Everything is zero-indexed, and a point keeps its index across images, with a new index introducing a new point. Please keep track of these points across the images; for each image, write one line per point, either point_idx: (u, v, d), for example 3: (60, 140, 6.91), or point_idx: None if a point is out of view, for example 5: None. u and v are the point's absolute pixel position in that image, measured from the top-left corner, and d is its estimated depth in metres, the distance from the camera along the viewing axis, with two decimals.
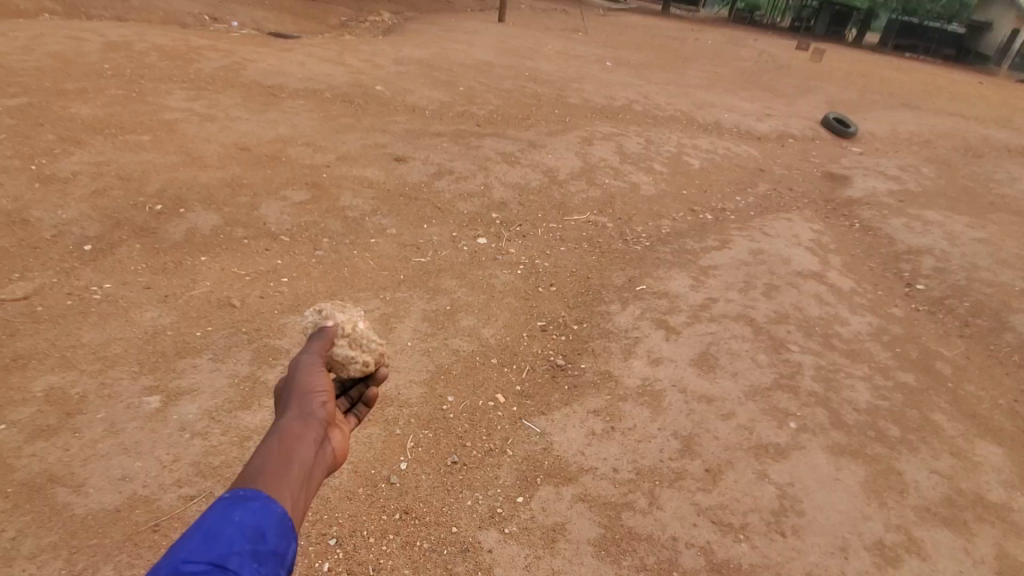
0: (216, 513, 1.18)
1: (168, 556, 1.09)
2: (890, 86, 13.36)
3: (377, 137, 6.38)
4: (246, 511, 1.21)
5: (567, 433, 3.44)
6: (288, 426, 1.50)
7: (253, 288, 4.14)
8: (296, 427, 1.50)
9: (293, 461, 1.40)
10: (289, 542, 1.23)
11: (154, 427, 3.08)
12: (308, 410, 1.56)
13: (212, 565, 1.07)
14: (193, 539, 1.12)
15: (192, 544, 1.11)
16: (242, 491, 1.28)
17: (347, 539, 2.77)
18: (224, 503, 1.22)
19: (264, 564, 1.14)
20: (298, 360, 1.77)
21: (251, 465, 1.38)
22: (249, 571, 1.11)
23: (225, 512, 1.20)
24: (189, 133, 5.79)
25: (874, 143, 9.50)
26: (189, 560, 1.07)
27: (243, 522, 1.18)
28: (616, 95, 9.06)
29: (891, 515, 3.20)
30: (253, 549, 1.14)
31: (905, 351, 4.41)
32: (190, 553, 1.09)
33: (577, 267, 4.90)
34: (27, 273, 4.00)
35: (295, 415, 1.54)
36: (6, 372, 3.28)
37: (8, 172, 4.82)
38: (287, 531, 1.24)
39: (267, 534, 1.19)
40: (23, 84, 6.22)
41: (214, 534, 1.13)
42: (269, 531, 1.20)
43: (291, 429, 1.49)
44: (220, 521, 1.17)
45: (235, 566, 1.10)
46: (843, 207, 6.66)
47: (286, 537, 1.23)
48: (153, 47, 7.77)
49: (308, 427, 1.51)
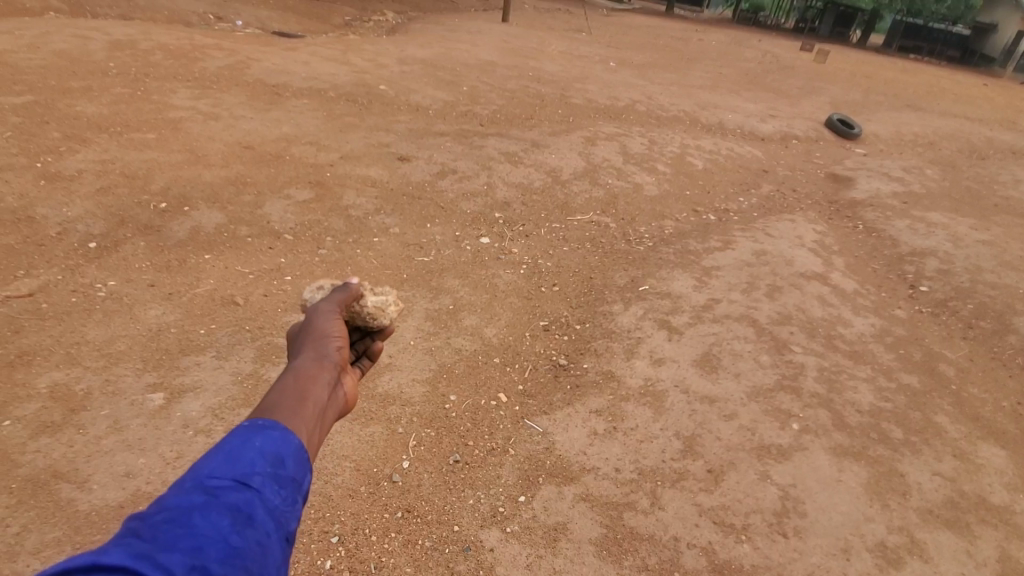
0: (237, 437, 1.19)
1: (191, 472, 1.10)
2: (894, 87, 13.33)
3: (380, 136, 6.40)
4: (267, 438, 1.22)
5: (569, 433, 3.44)
6: (304, 366, 1.51)
7: (257, 287, 4.16)
8: (312, 367, 1.50)
9: (307, 399, 1.40)
10: (306, 472, 1.23)
11: (158, 424, 3.09)
12: (323, 353, 1.57)
13: (236, 483, 1.09)
14: (216, 458, 1.13)
15: (215, 463, 1.12)
16: (261, 421, 1.28)
17: (349, 537, 2.78)
18: (244, 429, 1.23)
19: (284, 488, 1.16)
20: (316, 309, 1.79)
21: (266, 399, 1.39)
22: (270, 492, 1.12)
23: (246, 437, 1.20)
24: (193, 131, 5.81)
25: (878, 144, 9.48)
26: (214, 476, 1.09)
27: (264, 447, 1.19)
28: (620, 95, 9.07)
29: (894, 517, 3.20)
30: (273, 472, 1.16)
31: (908, 353, 4.40)
32: (214, 470, 1.11)
33: (580, 267, 4.90)
34: (33, 270, 4.02)
35: (310, 356, 1.55)
36: (11, 368, 3.29)
37: (13, 170, 4.84)
38: (304, 461, 1.25)
39: (287, 461, 1.20)
40: (28, 82, 6.25)
41: (236, 455, 1.15)
42: (289, 458, 1.21)
43: (306, 369, 1.49)
44: (242, 444, 1.18)
45: (257, 485, 1.11)
46: (847, 208, 6.65)
47: (304, 467, 1.23)
48: (158, 46, 7.80)
49: (322, 368, 1.51)
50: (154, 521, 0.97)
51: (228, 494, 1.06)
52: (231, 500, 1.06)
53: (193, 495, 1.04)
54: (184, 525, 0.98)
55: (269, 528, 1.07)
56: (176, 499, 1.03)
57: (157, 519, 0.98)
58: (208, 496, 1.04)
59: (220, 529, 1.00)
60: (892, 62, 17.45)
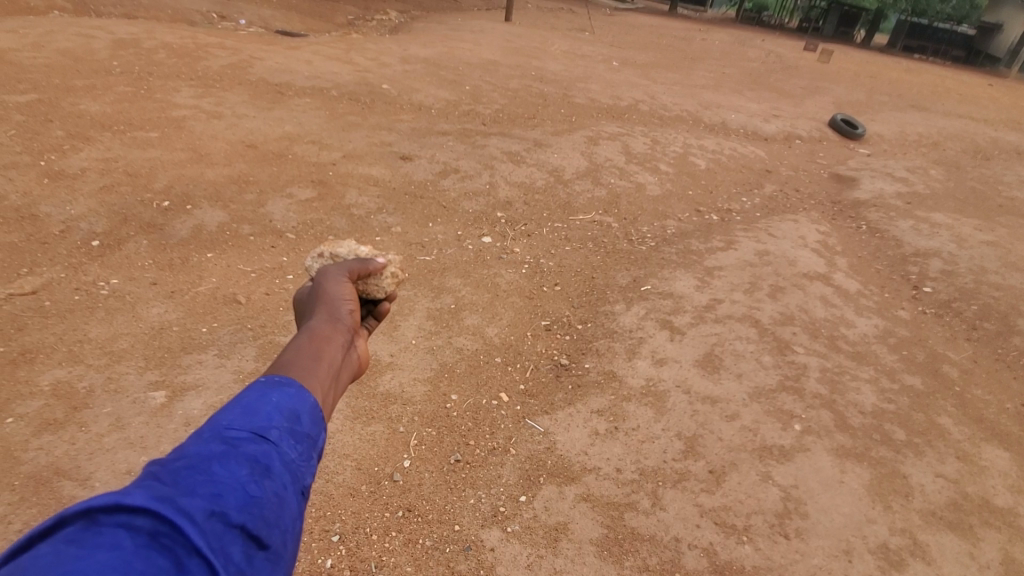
0: (254, 392, 1.20)
1: (209, 424, 1.10)
2: (898, 87, 13.27)
3: (382, 135, 6.40)
4: (283, 394, 1.23)
5: (570, 433, 3.44)
6: (317, 328, 1.55)
7: (259, 285, 4.16)
8: (325, 329, 1.54)
9: (321, 360, 1.44)
10: (320, 430, 1.25)
11: (160, 422, 3.10)
12: (336, 316, 1.61)
13: (253, 435, 1.09)
14: (233, 411, 1.14)
15: (232, 415, 1.13)
16: (277, 378, 1.29)
17: (350, 536, 2.78)
18: (260, 385, 1.24)
19: (300, 444, 1.16)
20: (326, 273, 1.82)
21: (282, 357, 1.42)
22: (287, 446, 1.13)
23: (263, 392, 1.21)
24: (196, 130, 5.82)
25: (882, 144, 9.44)
26: (232, 427, 1.09)
27: (280, 403, 1.20)
28: (622, 95, 9.05)
29: (896, 519, 3.19)
30: (290, 427, 1.17)
31: (911, 354, 4.38)
32: (231, 421, 1.11)
33: (582, 267, 4.89)
34: (36, 268, 4.03)
35: (323, 319, 1.59)
36: (14, 366, 3.30)
37: (17, 168, 4.86)
38: (317, 420, 1.26)
39: (302, 418, 1.21)
40: (33, 81, 6.27)
41: (254, 409, 1.15)
42: (304, 415, 1.22)
43: (320, 330, 1.53)
44: (259, 399, 1.18)
45: (275, 438, 1.12)
46: (850, 208, 6.62)
47: (317, 425, 1.25)
48: (162, 44, 7.81)
49: (336, 331, 1.55)
50: (175, 467, 0.96)
51: (247, 445, 1.06)
52: (249, 451, 1.05)
53: (212, 444, 1.04)
54: (204, 472, 0.97)
55: (285, 480, 1.07)
56: (195, 447, 1.02)
57: (177, 465, 0.97)
58: (227, 446, 1.04)
59: (238, 478, 1.00)
60: (896, 62, 17.38)
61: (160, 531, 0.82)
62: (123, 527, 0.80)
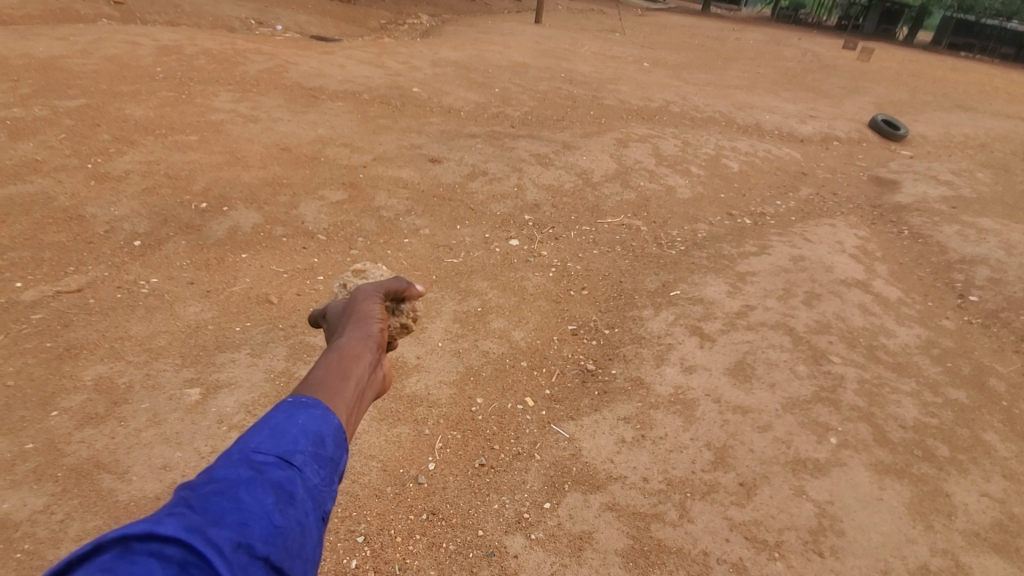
0: (281, 413, 1.23)
1: (237, 445, 1.13)
2: (943, 87, 12.73)
3: (412, 138, 6.47)
4: (310, 416, 1.26)
5: (597, 440, 3.39)
6: (347, 345, 1.58)
7: (290, 286, 4.25)
8: (356, 347, 1.57)
9: (349, 378, 1.46)
10: (343, 452, 1.26)
11: (194, 419, 3.19)
12: (367, 333, 1.65)
13: (279, 460, 1.11)
14: (261, 433, 1.16)
15: (260, 438, 1.15)
16: (304, 398, 1.32)
17: (375, 537, 2.80)
18: (288, 405, 1.26)
19: (323, 468, 1.18)
20: (360, 293, 1.88)
21: (312, 374, 1.45)
22: (310, 471, 1.14)
23: (290, 413, 1.24)
24: (234, 133, 5.99)
25: (925, 145, 9.08)
26: (259, 451, 1.11)
27: (306, 425, 1.22)
28: (653, 96, 8.94)
29: (938, 539, 3.04)
30: (314, 451, 1.18)
31: (956, 366, 4.18)
32: (260, 444, 1.13)
33: (610, 270, 4.84)
34: (82, 266, 4.19)
35: (354, 336, 1.62)
36: (59, 361, 3.45)
37: (66, 171, 5.08)
38: (341, 442, 1.27)
39: (327, 441, 1.23)
40: (82, 87, 6.55)
41: (281, 431, 1.18)
42: (328, 438, 1.24)
43: (351, 348, 1.56)
44: (286, 421, 1.21)
45: (300, 463, 1.13)
46: (891, 212, 6.38)
47: (341, 447, 1.26)
48: (202, 50, 8.07)
49: (365, 348, 1.59)
50: (204, 492, 0.98)
51: (273, 471, 1.08)
52: (275, 477, 1.07)
53: (240, 469, 1.05)
54: (231, 499, 0.98)
55: (308, 507, 1.08)
56: (224, 472, 1.04)
57: (206, 490, 0.98)
58: (254, 471, 1.06)
59: (264, 506, 1.01)
60: (941, 60, 16.71)
61: (189, 563, 0.83)
62: (154, 555, 0.81)
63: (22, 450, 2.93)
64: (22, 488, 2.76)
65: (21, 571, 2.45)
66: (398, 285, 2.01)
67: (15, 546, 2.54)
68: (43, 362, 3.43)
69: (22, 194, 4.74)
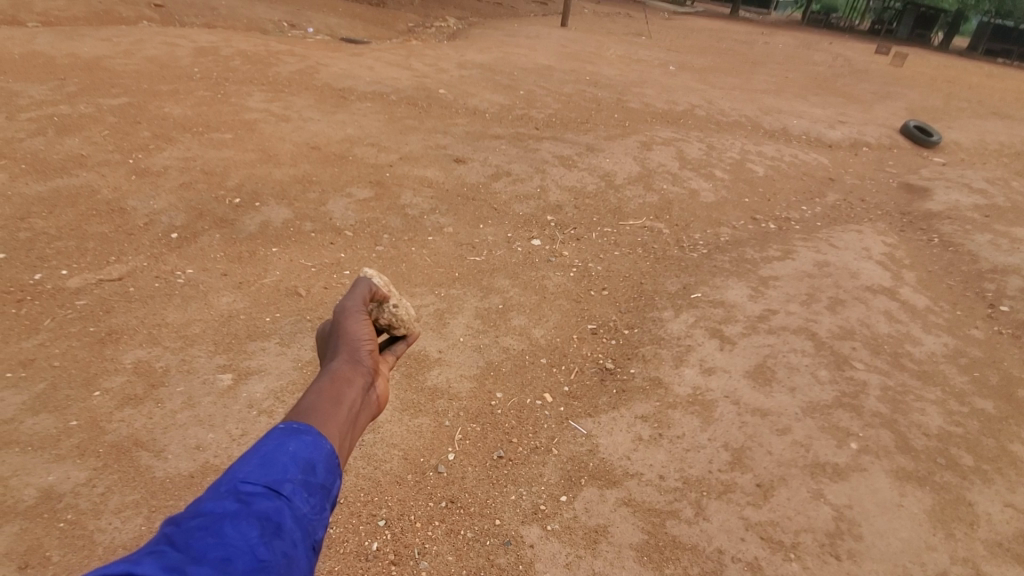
0: (273, 440, 1.26)
1: (227, 476, 1.16)
2: (978, 93, 12.42)
3: (438, 139, 6.59)
4: (300, 443, 1.28)
5: (613, 436, 3.43)
6: (338, 368, 1.55)
7: (318, 280, 4.38)
8: (347, 371, 1.54)
9: (342, 403, 1.45)
10: (335, 477, 1.29)
11: (226, 403, 3.32)
12: (356, 354, 1.60)
13: (268, 489, 1.14)
14: (251, 462, 1.19)
15: (250, 467, 1.18)
16: (296, 424, 1.34)
17: (395, 521, 2.89)
18: (279, 433, 1.29)
19: (313, 496, 1.20)
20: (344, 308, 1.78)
21: (304, 401, 1.45)
22: (300, 500, 1.17)
23: (281, 441, 1.26)
24: (266, 132, 6.17)
25: (959, 153, 8.88)
26: (248, 481, 1.14)
27: (297, 453, 1.25)
28: (678, 100, 8.91)
29: (958, 547, 3.00)
30: (304, 479, 1.21)
31: (984, 376, 4.11)
32: (248, 475, 1.16)
33: (631, 272, 4.86)
34: (122, 256, 4.39)
35: (344, 358, 1.58)
36: (101, 345, 3.62)
37: (109, 166, 5.32)
38: (333, 468, 1.30)
39: (317, 468, 1.25)
40: (124, 86, 6.83)
41: (271, 460, 1.20)
42: (320, 464, 1.26)
43: (340, 372, 1.53)
44: (276, 449, 1.24)
45: (288, 492, 1.16)
46: (921, 220, 6.26)
47: (333, 473, 1.29)
48: (237, 52, 8.33)
49: (356, 371, 1.56)
50: (188, 528, 1.01)
51: (260, 503, 1.11)
52: (261, 509, 1.10)
53: (226, 501, 1.09)
54: (215, 534, 1.02)
55: (295, 538, 1.11)
56: (211, 504, 1.07)
57: (190, 525, 1.02)
58: (241, 503, 1.09)
59: (248, 540, 1.04)
60: (978, 66, 16.33)
61: None
62: None
63: (66, 427, 3.09)
64: (66, 462, 2.92)
65: (65, 539, 2.60)
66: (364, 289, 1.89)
67: (58, 515, 2.69)
68: (86, 345, 3.61)
69: (69, 187, 4.99)
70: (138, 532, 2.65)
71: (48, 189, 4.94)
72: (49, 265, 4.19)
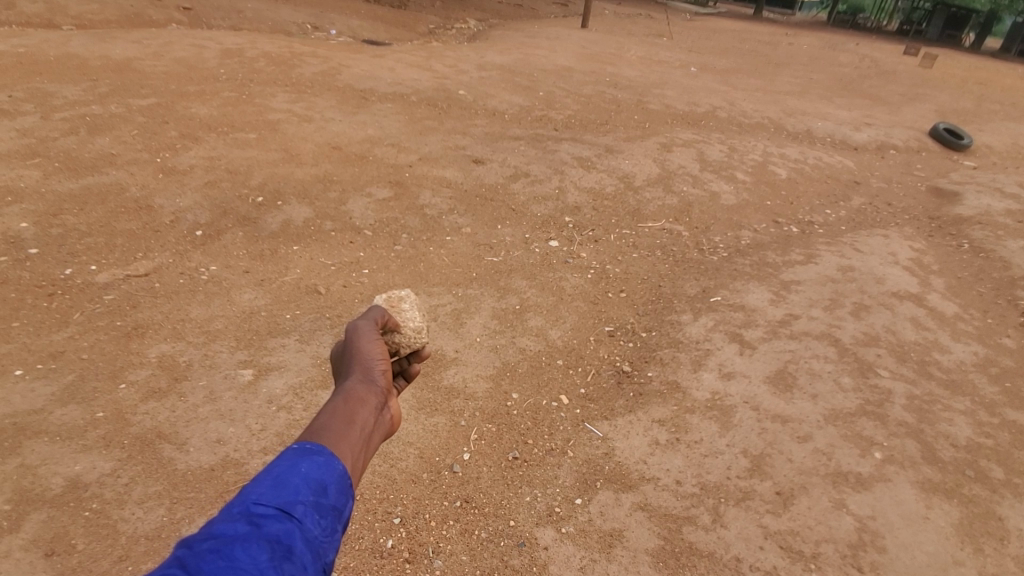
0: (285, 461, 1.25)
1: (239, 498, 1.15)
2: (1011, 96, 12.04)
3: (456, 139, 6.62)
4: (312, 464, 1.26)
5: (629, 440, 3.40)
6: (352, 388, 1.54)
7: (337, 278, 4.43)
8: (361, 389, 1.54)
9: (354, 424, 1.45)
10: (347, 499, 1.26)
11: (247, 397, 3.38)
12: (370, 374, 1.59)
13: (279, 512, 1.13)
14: (264, 484, 1.18)
15: (262, 489, 1.17)
16: (309, 444, 1.33)
17: (410, 519, 2.90)
18: (292, 454, 1.28)
19: (324, 518, 1.18)
20: (356, 328, 1.76)
21: (317, 420, 1.44)
22: (311, 522, 1.15)
23: (293, 462, 1.25)
24: (289, 132, 6.27)
25: (990, 156, 8.64)
26: (259, 503, 1.13)
27: (308, 474, 1.23)
28: (699, 101, 8.82)
29: (987, 563, 2.91)
30: (316, 501, 1.19)
31: (1015, 386, 3.98)
32: (261, 496, 1.15)
33: (649, 275, 4.81)
34: (149, 253, 4.49)
35: (358, 378, 1.57)
36: (127, 338, 3.71)
37: (138, 164, 5.45)
38: (345, 489, 1.28)
39: (328, 489, 1.23)
40: (153, 86, 6.99)
41: (283, 480, 1.19)
42: (331, 486, 1.24)
43: (355, 393, 1.52)
44: (289, 470, 1.22)
45: (300, 514, 1.14)
46: (951, 225, 6.09)
47: (345, 495, 1.26)
48: (262, 54, 8.46)
49: (370, 391, 1.55)
50: (200, 550, 0.99)
51: (271, 525, 1.09)
52: (272, 531, 1.08)
53: (238, 524, 1.07)
54: (226, 557, 0.99)
55: (305, 561, 1.08)
56: (222, 526, 1.06)
57: (202, 547, 1.00)
58: (252, 526, 1.08)
59: (258, 564, 1.02)
60: (1013, 68, 15.84)
61: None
62: None
63: (93, 418, 3.17)
64: (92, 452, 2.99)
65: (90, 527, 2.67)
66: (377, 313, 1.88)
67: (84, 504, 2.75)
68: (113, 339, 3.70)
69: (99, 184, 5.12)
70: (160, 524, 2.71)
71: (79, 186, 5.08)
72: (78, 261, 4.30)
